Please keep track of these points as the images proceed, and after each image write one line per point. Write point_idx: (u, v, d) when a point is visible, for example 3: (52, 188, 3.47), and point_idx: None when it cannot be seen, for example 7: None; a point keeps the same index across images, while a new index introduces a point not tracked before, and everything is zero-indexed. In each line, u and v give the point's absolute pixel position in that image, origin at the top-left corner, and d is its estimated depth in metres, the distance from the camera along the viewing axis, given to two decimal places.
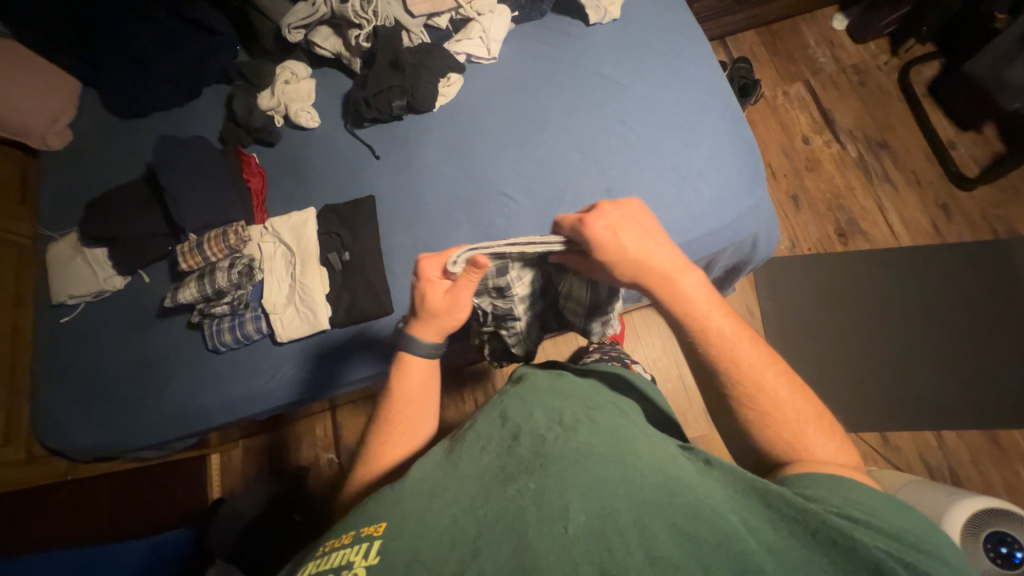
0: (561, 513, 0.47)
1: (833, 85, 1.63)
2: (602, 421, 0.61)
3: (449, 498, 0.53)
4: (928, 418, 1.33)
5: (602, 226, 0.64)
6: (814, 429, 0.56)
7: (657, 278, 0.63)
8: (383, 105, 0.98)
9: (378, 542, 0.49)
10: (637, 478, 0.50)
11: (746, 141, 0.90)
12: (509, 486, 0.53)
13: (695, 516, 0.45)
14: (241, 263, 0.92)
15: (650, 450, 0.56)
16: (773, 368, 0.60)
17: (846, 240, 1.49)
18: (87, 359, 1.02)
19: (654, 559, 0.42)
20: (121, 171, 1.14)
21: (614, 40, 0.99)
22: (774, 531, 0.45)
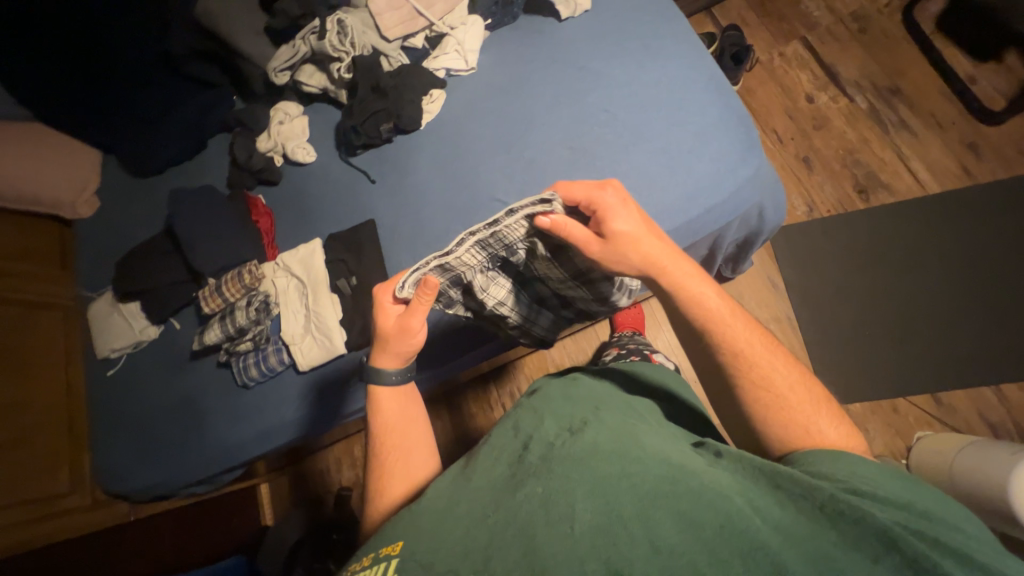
0: (568, 511, 0.49)
1: (832, 36, 1.56)
2: (610, 420, 0.62)
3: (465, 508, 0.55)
4: (983, 373, 1.24)
5: (614, 199, 0.72)
6: (822, 412, 0.59)
7: (659, 253, 0.70)
8: (372, 131, 1.01)
9: (394, 561, 0.51)
10: (643, 469, 0.51)
11: (735, 110, 0.88)
12: (518, 491, 0.54)
13: (701, 501, 0.47)
14: (257, 300, 0.96)
15: (656, 442, 0.57)
16: (776, 352, 0.64)
17: (867, 196, 1.42)
18: (134, 407, 1.09)
19: (660, 548, 0.44)
20: (145, 228, 1.22)
21: (588, 30, 0.98)
22: (779, 508, 0.47)
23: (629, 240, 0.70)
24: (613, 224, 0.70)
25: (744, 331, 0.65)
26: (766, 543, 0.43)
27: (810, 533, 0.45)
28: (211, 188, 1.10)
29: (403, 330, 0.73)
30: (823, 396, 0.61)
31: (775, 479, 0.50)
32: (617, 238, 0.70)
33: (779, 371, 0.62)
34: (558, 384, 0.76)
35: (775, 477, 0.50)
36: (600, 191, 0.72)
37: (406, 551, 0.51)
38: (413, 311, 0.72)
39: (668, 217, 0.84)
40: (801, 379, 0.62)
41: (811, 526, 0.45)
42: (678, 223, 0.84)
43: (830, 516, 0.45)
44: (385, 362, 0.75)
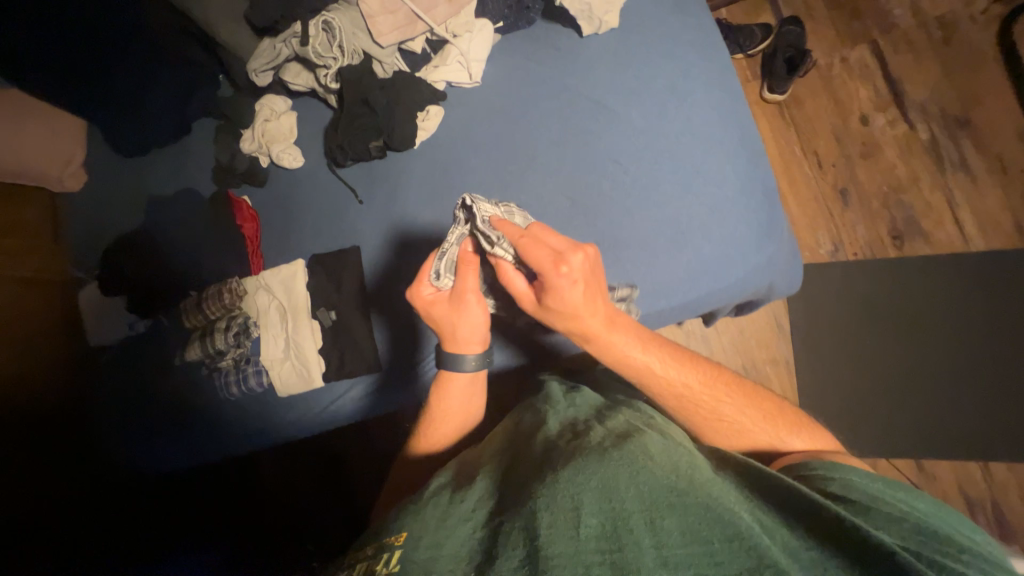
0: (572, 512, 0.45)
1: (908, 45, 1.34)
2: (614, 423, 0.59)
3: (471, 506, 0.54)
4: (977, 448, 1.20)
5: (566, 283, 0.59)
6: (784, 430, 0.66)
7: (586, 333, 0.65)
8: (360, 149, 0.92)
9: (399, 551, 0.49)
10: (652, 469, 0.48)
11: (761, 181, 0.78)
12: (522, 495, 0.51)
13: (710, 512, 0.44)
14: (236, 323, 0.95)
15: (662, 442, 0.54)
16: (720, 388, 0.69)
17: (901, 243, 1.30)
18: (107, 398, 1.04)
19: (666, 561, 0.41)
20: (124, 216, 1.16)
21: (610, 56, 0.85)
22: (792, 529, 0.45)
23: (569, 317, 0.63)
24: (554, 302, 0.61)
25: (699, 387, 0.68)
26: (776, 559, 0.41)
27: (823, 558, 0.42)
28: (192, 195, 1.07)
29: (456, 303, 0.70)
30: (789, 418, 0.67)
31: (789, 502, 0.47)
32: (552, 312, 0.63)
33: (725, 402, 0.67)
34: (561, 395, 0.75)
35: (787, 492, 0.48)
36: (555, 273, 0.58)
37: (410, 544, 0.49)
38: (465, 273, 0.68)
39: (661, 298, 0.78)
40: (755, 399, 0.69)
41: (823, 551, 0.42)
42: (670, 304, 0.78)
43: (844, 537, 0.42)
44: (469, 347, 0.74)
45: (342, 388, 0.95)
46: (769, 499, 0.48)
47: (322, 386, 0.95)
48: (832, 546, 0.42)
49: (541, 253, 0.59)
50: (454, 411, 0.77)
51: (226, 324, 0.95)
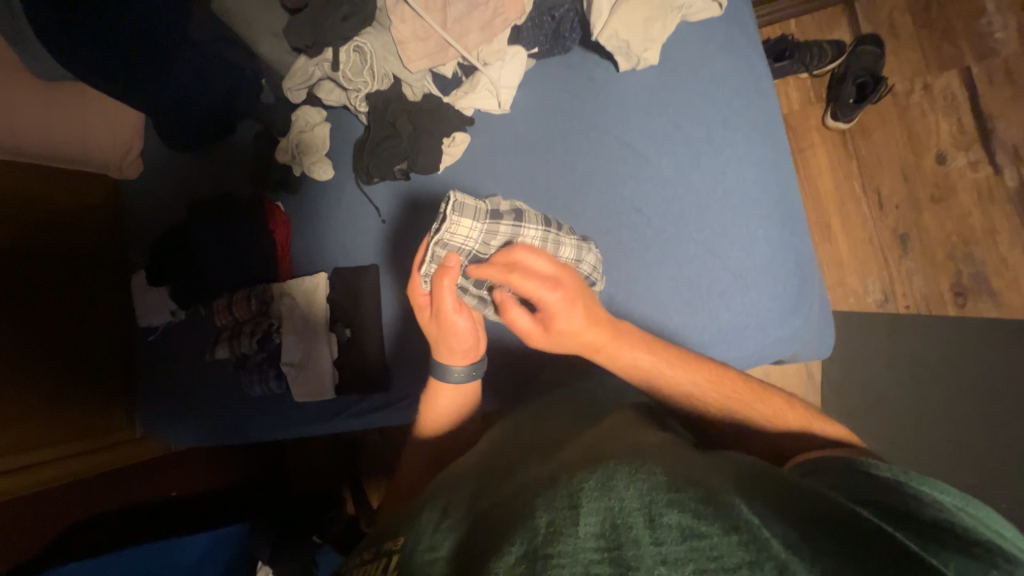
0: (565, 502, 0.36)
1: (1007, 76, 1.18)
2: (617, 435, 0.51)
3: (461, 516, 0.46)
4: None
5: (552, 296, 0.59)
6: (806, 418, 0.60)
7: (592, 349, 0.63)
8: (386, 171, 0.92)
9: (394, 557, 0.45)
10: (649, 466, 0.40)
11: (793, 248, 0.72)
12: (510, 497, 0.43)
13: (718, 506, 0.35)
14: (260, 330, 1.00)
15: (663, 450, 0.46)
16: (731, 385, 0.64)
17: (963, 300, 1.17)
18: (160, 378, 1.17)
19: (669, 557, 0.31)
20: (176, 210, 1.24)
21: (647, 97, 0.80)
22: (822, 542, 0.35)
23: (570, 333, 0.61)
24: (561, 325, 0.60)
25: (701, 387, 0.64)
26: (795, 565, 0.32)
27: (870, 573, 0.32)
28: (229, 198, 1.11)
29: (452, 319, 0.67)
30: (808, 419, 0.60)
31: (821, 517, 0.38)
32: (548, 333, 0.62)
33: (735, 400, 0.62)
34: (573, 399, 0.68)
35: (815, 506, 0.39)
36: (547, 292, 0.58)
37: (410, 548, 0.45)
38: (439, 294, 0.64)
39: None
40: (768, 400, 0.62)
41: (863, 561, 0.33)
42: None
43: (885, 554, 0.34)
44: (453, 360, 0.71)
45: (353, 402, 1.00)
46: (800, 514, 0.38)
47: (332, 396, 0.99)
48: (878, 562, 0.33)
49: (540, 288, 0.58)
50: (455, 413, 0.75)
51: (251, 330, 1.01)
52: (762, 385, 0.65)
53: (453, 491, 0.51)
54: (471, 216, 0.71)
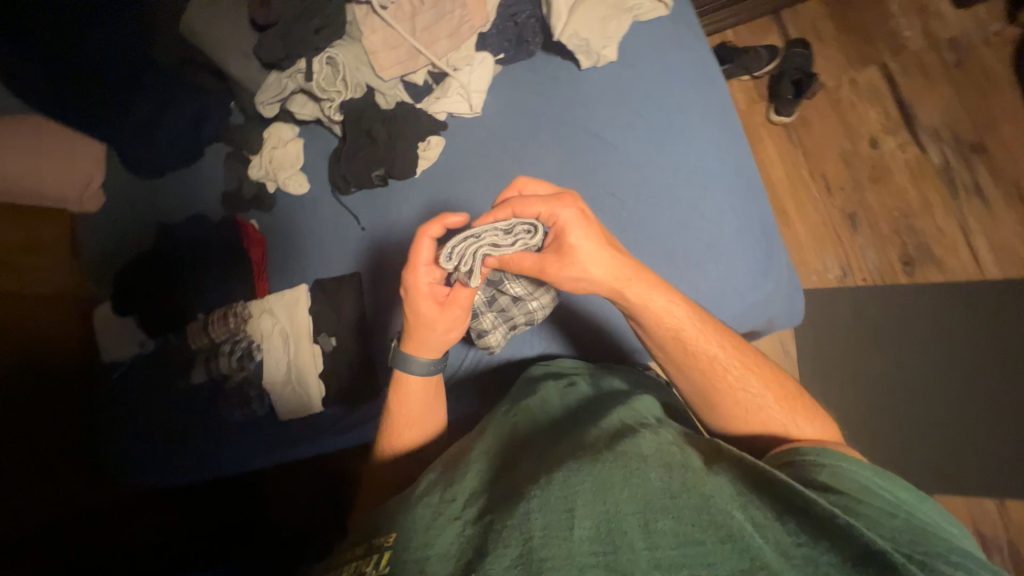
0: (565, 513, 0.44)
1: (919, 67, 1.32)
2: (606, 425, 0.57)
3: (461, 506, 0.52)
4: (992, 485, 1.15)
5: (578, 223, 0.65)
6: (799, 408, 0.64)
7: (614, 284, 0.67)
8: (362, 178, 0.93)
9: (388, 552, 0.50)
10: (640, 471, 0.47)
11: (758, 217, 0.77)
12: (512, 497, 0.49)
13: (702, 512, 0.43)
14: (240, 348, 0.97)
15: (654, 439, 0.52)
16: (757, 378, 0.66)
17: (912, 269, 1.26)
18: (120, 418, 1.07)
19: (661, 560, 0.40)
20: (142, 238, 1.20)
21: (609, 91, 0.85)
22: (782, 527, 0.42)
23: (587, 257, 0.65)
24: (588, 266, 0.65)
25: (728, 362, 0.66)
26: (771, 565, 0.39)
27: (817, 555, 0.40)
28: (202, 219, 1.09)
29: (445, 307, 0.70)
30: (798, 395, 0.65)
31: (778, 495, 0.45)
32: (577, 259, 0.65)
33: (752, 387, 0.65)
34: (560, 392, 0.73)
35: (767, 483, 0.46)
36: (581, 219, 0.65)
37: (402, 544, 0.49)
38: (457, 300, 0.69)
39: None
40: (769, 376, 0.66)
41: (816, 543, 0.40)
42: None
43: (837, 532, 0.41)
44: (418, 352, 0.74)
45: (340, 416, 0.97)
46: (765, 496, 0.45)
47: (318, 411, 0.97)
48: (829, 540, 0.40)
49: (578, 228, 0.64)
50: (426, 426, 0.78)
51: (230, 349, 0.98)
52: (773, 369, 0.68)
53: (456, 472, 0.58)
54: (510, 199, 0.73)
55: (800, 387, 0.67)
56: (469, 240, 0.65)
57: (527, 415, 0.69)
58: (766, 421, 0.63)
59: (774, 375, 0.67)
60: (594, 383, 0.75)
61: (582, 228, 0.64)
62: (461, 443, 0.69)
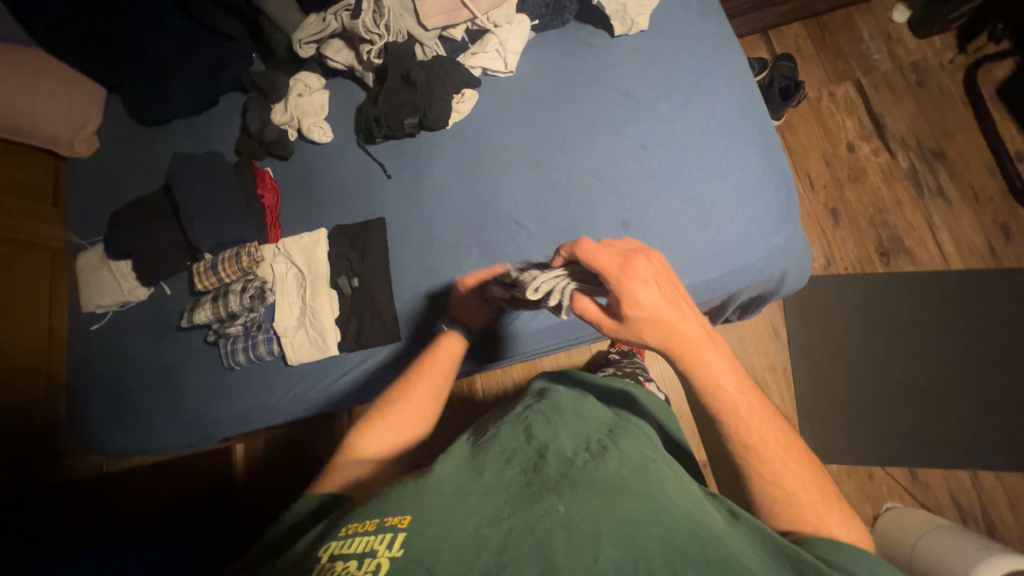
0: (589, 538, 0.43)
1: (887, 85, 1.49)
2: (627, 452, 0.55)
3: (484, 500, 0.49)
4: (964, 457, 1.23)
5: (643, 282, 0.57)
6: (838, 513, 0.56)
7: (679, 346, 0.58)
8: (395, 124, 0.95)
9: (401, 534, 0.45)
10: (665, 510, 0.47)
11: (780, 170, 0.83)
12: (536, 504, 0.48)
13: (723, 565, 0.43)
14: (253, 287, 0.93)
15: (669, 479, 0.53)
16: (795, 462, 0.58)
17: (888, 259, 1.38)
18: (121, 364, 1.03)
19: None
20: (140, 184, 1.14)
21: (640, 55, 0.92)
22: None
23: (648, 321, 0.57)
24: (646, 333, 0.58)
25: (771, 444, 0.59)
26: None
27: None
28: (214, 156, 1.04)
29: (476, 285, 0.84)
30: (838, 495, 0.58)
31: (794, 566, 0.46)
32: (634, 323, 0.58)
33: (792, 467, 0.58)
34: (571, 401, 0.68)
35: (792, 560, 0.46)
36: (643, 281, 0.57)
37: (415, 531, 0.45)
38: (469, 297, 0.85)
39: (688, 272, 0.81)
40: (811, 469, 0.59)
41: None
42: (701, 278, 0.81)
43: None
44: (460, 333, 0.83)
45: (357, 359, 0.91)
46: (780, 563, 0.47)
47: (332, 356, 0.91)
48: None
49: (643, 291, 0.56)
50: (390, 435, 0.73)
51: (242, 287, 0.93)
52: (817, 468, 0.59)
53: (481, 461, 0.56)
54: None
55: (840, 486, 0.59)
56: (558, 277, 0.68)
57: (542, 420, 0.62)
58: (800, 513, 0.56)
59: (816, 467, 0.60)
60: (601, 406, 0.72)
61: (651, 291, 0.57)
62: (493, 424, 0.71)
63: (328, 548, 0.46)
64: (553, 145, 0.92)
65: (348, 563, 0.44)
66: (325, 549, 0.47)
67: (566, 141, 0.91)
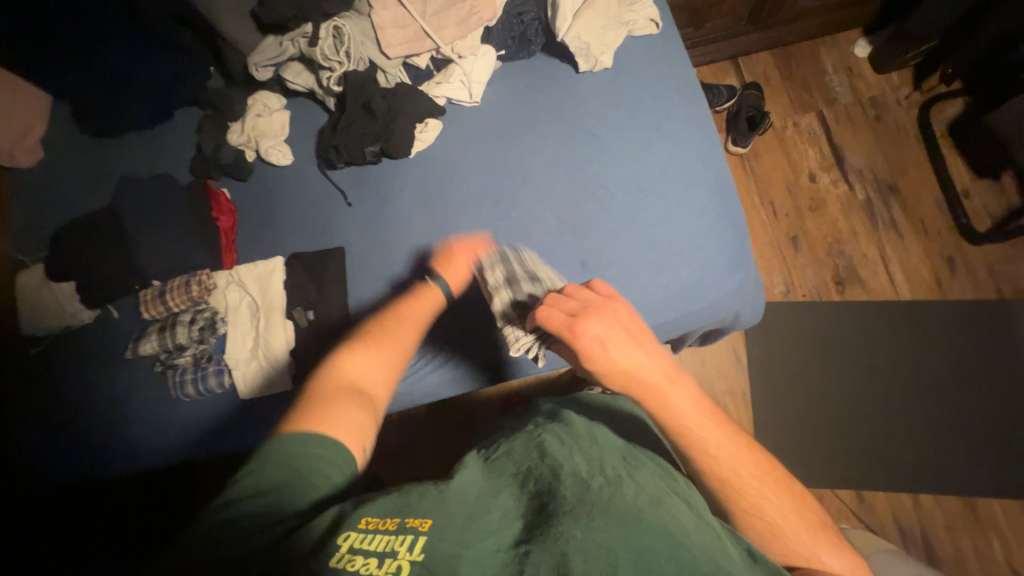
0: (607, 567, 0.44)
1: (847, 118, 1.54)
2: (645, 481, 0.55)
3: (503, 516, 0.50)
4: (905, 480, 1.29)
5: (592, 335, 0.62)
6: (823, 544, 0.59)
7: (646, 391, 0.62)
8: (355, 151, 0.93)
9: (423, 538, 0.47)
10: (685, 547, 0.47)
11: (733, 217, 0.86)
12: (554, 521, 0.47)
13: None
14: (202, 318, 0.91)
15: (684, 509, 0.53)
16: (776, 493, 0.62)
17: (843, 288, 1.43)
18: (46, 393, 0.95)
19: None
20: (82, 200, 1.08)
21: (604, 93, 0.92)
22: None
23: (606, 370, 0.62)
24: (610, 382, 0.63)
25: (749, 475, 0.62)
26: None
27: None
28: (167, 177, 1.00)
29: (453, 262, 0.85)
30: (822, 524, 0.61)
31: None
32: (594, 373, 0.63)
33: (768, 497, 0.61)
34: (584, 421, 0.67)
35: None
36: (585, 335, 0.62)
37: (435, 539, 0.46)
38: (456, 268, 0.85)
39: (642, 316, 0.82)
40: (788, 495, 0.62)
41: None
42: (654, 321, 0.83)
43: None
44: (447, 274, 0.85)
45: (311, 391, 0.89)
46: None
47: (286, 391, 0.89)
48: None
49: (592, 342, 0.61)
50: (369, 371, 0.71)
51: (191, 318, 0.91)
52: (799, 493, 0.63)
53: (497, 477, 0.55)
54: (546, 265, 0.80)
55: (824, 514, 0.63)
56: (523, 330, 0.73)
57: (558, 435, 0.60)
58: (782, 547, 0.59)
59: (800, 496, 0.63)
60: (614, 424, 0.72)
61: (602, 342, 0.62)
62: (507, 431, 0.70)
63: (347, 539, 0.47)
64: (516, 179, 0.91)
65: (367, 561, 0.45)
66: (345, 538, 0.47)
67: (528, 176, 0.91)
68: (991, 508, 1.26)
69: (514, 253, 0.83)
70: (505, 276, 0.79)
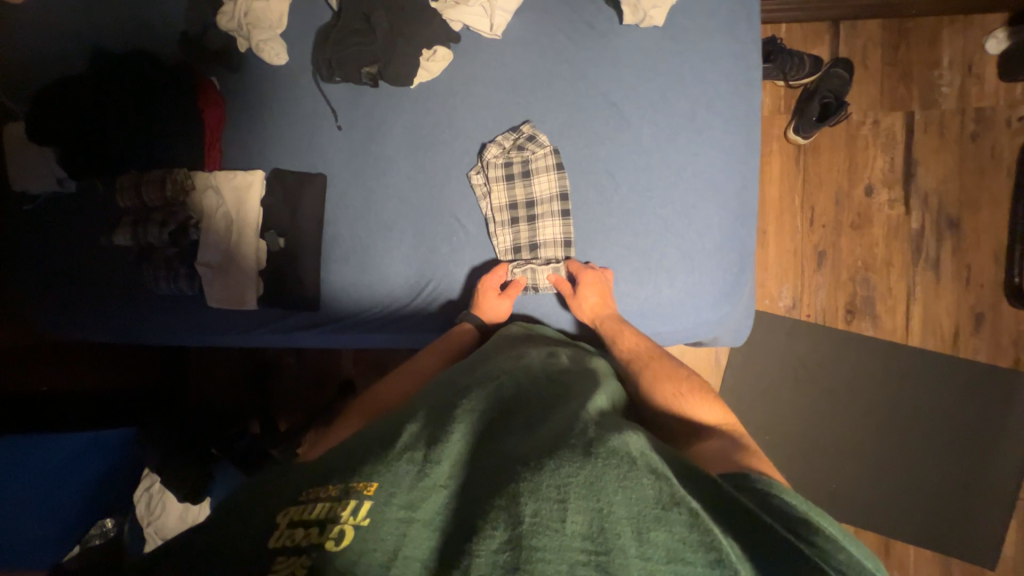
0: (557, 509, 0.40)
1: (939, 128, 1.30)
2: (596, 416, 0.52)
3: (447, 472, 0.46)
4: (837, 510, 1.31)
5: (594, 281, 0.79)
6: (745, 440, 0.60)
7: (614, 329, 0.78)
8: (351, 72, 0.84)
9: (367, 502, 0.42)
10: (635, 466, 0.43)
11: (737, 241, 0.82)
12: (503, 476, 0.45)
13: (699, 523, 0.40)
14: (173, 222, 0.89)
15: (642, 437, 0.49)
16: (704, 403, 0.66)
17: (851, 318, 1.34)
18: (15, 258, 0.95)
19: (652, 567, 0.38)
20: (51, 52, 0.97)
21: (645, 60, 0.81)
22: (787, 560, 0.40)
23: (592, 307, 0.79)
24: (591, 311, 0.79)
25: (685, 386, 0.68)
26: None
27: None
28: (155, 58, 0.92)
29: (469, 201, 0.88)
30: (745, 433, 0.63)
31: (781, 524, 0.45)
32: (580, 305, 0.79)
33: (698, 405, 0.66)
34: (542, 362, 0.67)
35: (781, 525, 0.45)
36: (588, 273, 0.79)
37: (381, 500, 0.42)
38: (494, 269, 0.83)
39: None
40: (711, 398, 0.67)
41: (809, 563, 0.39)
42: None
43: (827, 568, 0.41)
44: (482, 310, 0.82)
45: (275, 315, 0.92)
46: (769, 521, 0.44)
47: (252, 309, 0.90)
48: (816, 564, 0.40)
49: (592, 283, 0.79)
50: (397, 392, 0.72)
51: (162, 220, 0.89)
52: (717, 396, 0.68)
53: (438, 431, 0.50)
54: (552, 245, 0.83)
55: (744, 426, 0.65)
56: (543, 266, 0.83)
57: (511, 390, 0.60)
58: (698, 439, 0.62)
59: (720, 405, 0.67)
60: (576, 359, 0.71)
61: (597, 287, 0.79)
62: (467, 363, 0.68)
63: (286, 514, 0.43)
64: (515, 148, 0.83)
65: (308, 532, 0.41)
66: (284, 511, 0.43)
67: (521, 150, 0.83)
68: (907, 553, 1.29)
69: (531, 242, 0.84)
70: (513, 237, 0.85)
